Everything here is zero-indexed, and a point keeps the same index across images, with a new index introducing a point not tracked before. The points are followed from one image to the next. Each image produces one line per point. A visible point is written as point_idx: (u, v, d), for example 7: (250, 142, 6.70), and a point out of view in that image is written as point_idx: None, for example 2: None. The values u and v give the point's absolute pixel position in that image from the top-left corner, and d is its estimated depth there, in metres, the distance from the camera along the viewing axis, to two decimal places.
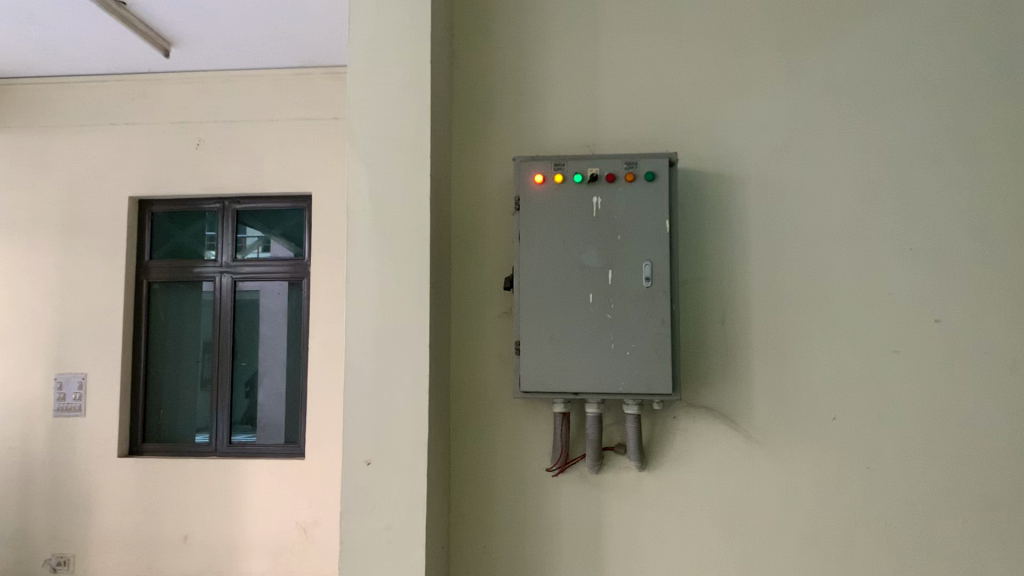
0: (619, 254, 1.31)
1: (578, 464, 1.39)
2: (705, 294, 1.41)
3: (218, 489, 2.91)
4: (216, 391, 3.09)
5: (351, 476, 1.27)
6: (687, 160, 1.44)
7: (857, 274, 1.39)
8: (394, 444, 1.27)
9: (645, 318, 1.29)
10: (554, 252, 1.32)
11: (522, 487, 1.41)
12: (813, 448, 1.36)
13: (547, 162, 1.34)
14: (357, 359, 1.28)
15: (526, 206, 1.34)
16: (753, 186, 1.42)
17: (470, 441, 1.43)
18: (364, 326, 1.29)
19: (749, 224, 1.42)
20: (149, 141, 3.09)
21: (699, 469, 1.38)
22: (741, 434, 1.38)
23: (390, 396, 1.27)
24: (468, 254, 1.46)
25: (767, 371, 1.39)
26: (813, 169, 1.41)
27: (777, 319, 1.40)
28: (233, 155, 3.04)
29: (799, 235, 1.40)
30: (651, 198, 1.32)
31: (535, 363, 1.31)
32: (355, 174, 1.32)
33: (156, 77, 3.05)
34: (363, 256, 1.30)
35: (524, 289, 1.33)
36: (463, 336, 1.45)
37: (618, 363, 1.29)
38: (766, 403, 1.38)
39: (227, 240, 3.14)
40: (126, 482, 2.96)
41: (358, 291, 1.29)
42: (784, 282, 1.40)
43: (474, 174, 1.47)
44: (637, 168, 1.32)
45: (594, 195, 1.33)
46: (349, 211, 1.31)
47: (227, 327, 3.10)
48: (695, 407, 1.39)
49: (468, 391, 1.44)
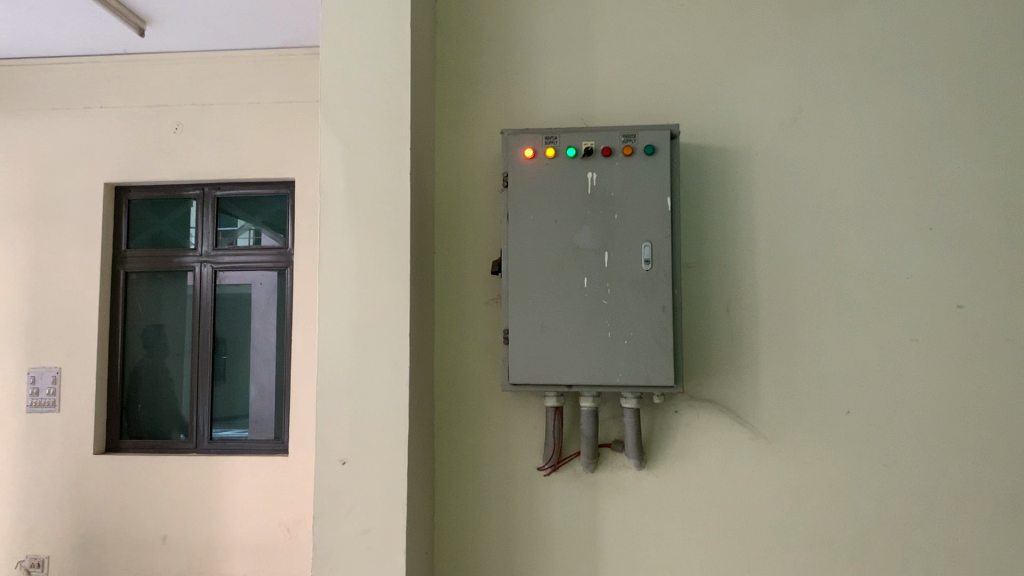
0: (616, 235, 1.21)
1: (571, 463, 1.29)
2: (708, 279, 1.31)
3: (196, 490, 2.61)
4: (195, 387, 2.78)
5: (325, 477, 1.16)
6: (689, 135, 1.33)
7: (871, 257, 1.29)
8: (371, 442, 1.16)
9: (645, 304, 1.19)
10: (545, 234, 1.22)
11: (512, 486, 1.31)
12: (825, 446, 1.27)
13: (538, 136, 1.24)
14: (332, 350, 1.18)
15: (514, 183, 1.24)
16: (759, 162, 1.32)
17: (457, 438, 1.32)
18: (339, 313, 1.18)
19: (756, 204, 1.31)
20: (123, 125, 2.75)
21: (701, 466, 1.28)
22: (748, 430, 1.28)
23: (368, 390, 1.17)
24: (453, 237, 1.36)
25: (775, 361, 1.29)
26: (823, 145, 1.31)
27: (785, 305, 1.30)
28: (210, 141, 2.73)
29: (810, 216, 1.30)
30: (651, 174, 1.21)
31: (525, 353, 1.20)
32: (330, 149, 1.21)
33: (130, 58, 2.73)
34: (338, 237, 1.19)
35: (513, 273, 1.22)
36: (449, 325, 1.35)
37: (615, 353, 1.18)
38: (775, 395, 1.28)
39: (208, 228, 2.83)
40: (103, 482, 2.64)
41: (332, 275, 1.19)
42: (793, 266, 1.30)
43: (460, 150, 1.37)
44: (635, 141, 1.22)
45: (589, 170, 1.23)
46: (323, 189, 1.20)
47: (208, 319, 2.80)
48: (697, 400, 1.29)
49: (454, 383, 1.33)
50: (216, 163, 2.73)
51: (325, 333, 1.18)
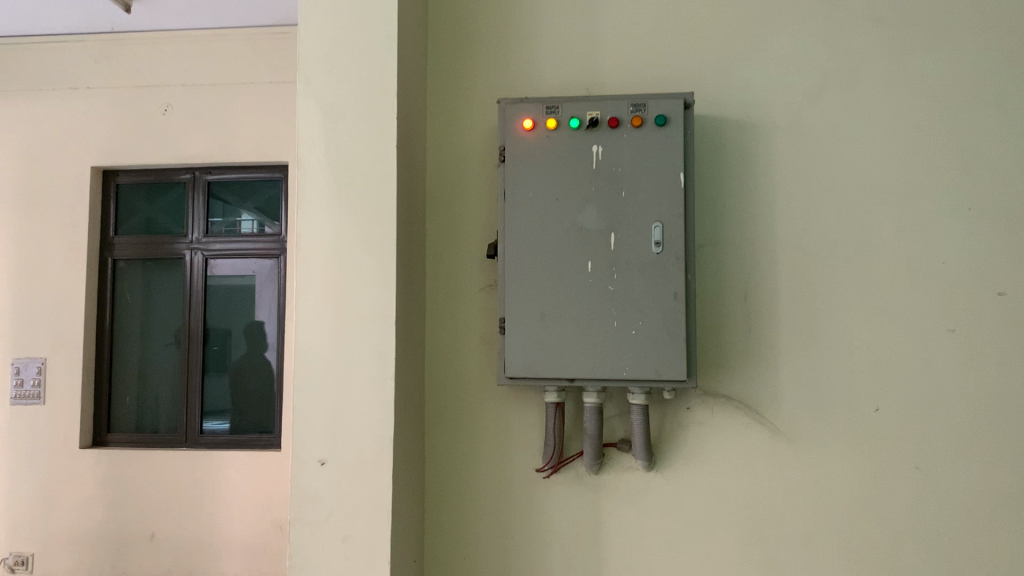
0: (624, 215, 1.10)
1: (574, 464, 1.19)
2: (724, 264, 1.20)
3: (186, 485, 2.51)
4: (184, 379, 2.66)
5: (303, 480, 1.06)
6: (703, 106, 1.22)
7: (904, 241, 1.18)
8: (352, 442, 1.06)
9: (655, 291, 1.08)
10: (545, 213, 1.11)
11: (508, 489, 1.20)
12: (851, 446, 1.16)
13: (538, 106, 1.13)
14: (310, 340, 1.07)
15: (511, 158, 1.13)
16: (781, 135, 1.20)
17: (449, 436, 1.22)
18: (318, 299, 1.07)
19: (778, 181, 1.20)
20: (110, 106, 2.63)
21: (716, 469, 1.17)
22: (767, 429, 1.17)
23: (348, 384, 1.06)
24: (446, 218, 1.25)
25: (798, 354, 1.18)
26: (852, 117, 1.20)
27: (809, 293, 1.18)
28: (201, 125, 2.60)
29: (836, 195, 1.19)
30: (663, 147, 1.10)
31: (522, 345, 1.10)
32: (309, 119, 1.10)
33: (119, 37, 2.61)
34: (315, 215, 1.09)
35: (510, 256, 1.11)
36: (441, 313, 1.24)
37: (622, 344, 1.08)
38: (797, 391, 1.17)
39: (199, 215, 2.72)
40: (89, 476, 2.54)
41: (310, 257, 1.08)
42: (818, 250, 1.19)
43: (454, 123, 1.26)
44: (645, 112, 1.11)
45: (594, 144, 1.11)
46: (301, 161, 1.10)
47: (199, 307, 2.68)
48: (712, 396, 1.18)
49: (447, 377, 1.23)
50: (207, 146, 2.60)
51: (302, 321, 1.07)
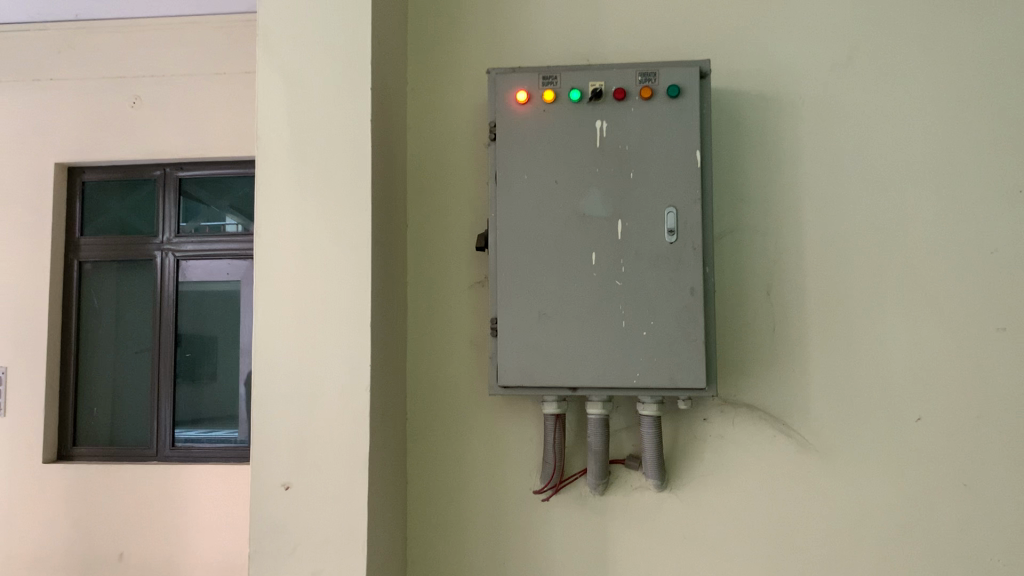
0: (632, 200, 0.96)
1: (576, 483, 1.05)
2: (743, 257, 1.07)
3: (158, 500, 2.11)
4: (154, 387, 2.26)
5: (265, 506, 0.91)
6: (718, 77, 1.09)
7: (944, 229, 1.05)
8: (323, 463, 0.91)
9: (669, 287, 0.94)
10: (543, 198, 0.97)
11: (502, 511, 1.06)
12: (887, 461, 1.02)
13: (534, 76, 0.99)
14: (274, 346, 0.93)
15: (503, 135, 0.99)
16: (805, 111, 1.08)
17: (436, 452, 1.08)
18: (281, 298, 0.93)
19: (802, 163, 1.07)
20: (76, 99, 2.25)
21: (737, 488, 1.03)
22: (795, 441, 1.04)
23: (316, 395, 0.92)
24: (431, 206, 1.11)
25: (828, 357, 1.04)
26: (884, 90, 1.07)
27: (840, 288, 1.05)
28: (173, 118, 2.22)
29: (866, 178, 1.06)
30: (677, 122, 0.96)
31: (517, 351, 0.96)
32: (272, 91, 0.96)
33: (82, 25, 2.23)
34: (278, 202, 0.95)
35: (501, 248, 0.97)
36: (425, 313, 1.10)
37: (632, 348, 0.94)
38: (828, 397, 1.04)
39: (171, 214, 2.32)
40: (53, 494, 2.14)
41: (273, 249, 0.94)
42: (848, 239, 1.06)
43: (438, 100, 1.12)
44: (656, 82, 0.97)
45: (597, 119, 0.98)
46: (261, 140, 0.95)
47: (170, 306, 2.28)
48: (732, 406, 1.05)
49: (433, 384, 1.09)
50: (184, 142, 2.22)
51: (263, 322, 0.93)
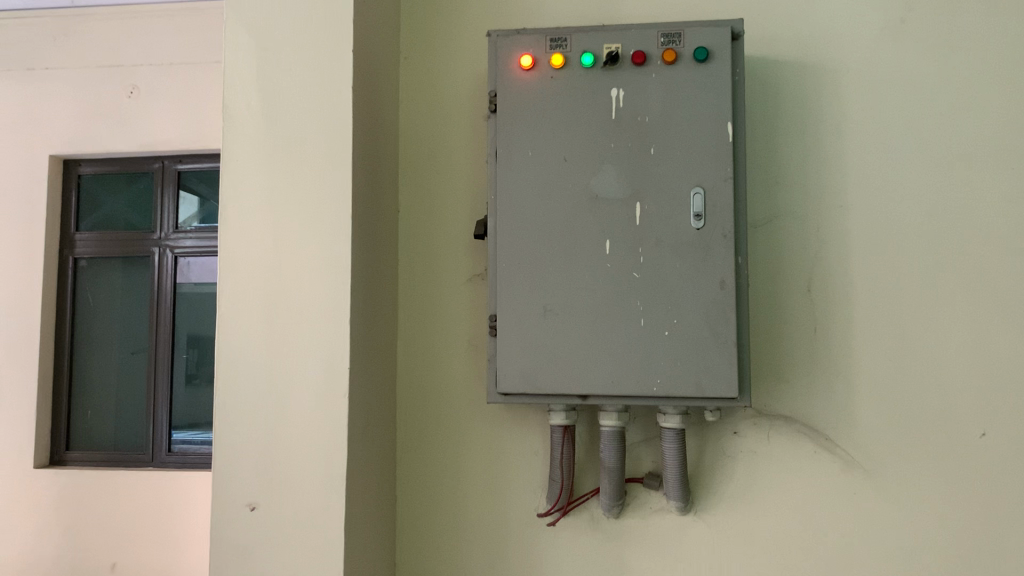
0: (653, 179, 0.83)
1: (587, 503, 0.93)
2: (780, 249, 0.94)
3: (154, 503, 1.91)
4: (150, 392, 2.03)
5: (227, 529, 0.79)
6: (752, 44, 0.96)
7: (1013, 216, 0.91)
8: (292, 481, 0.79)
9: (695, 279, 0.81)
10: (549, 176, 0.85)
11: (503, 535, 0.93)
12: (948, 484, 0.89)
13: (541, 38, 0.87)
14: (240, 345, 0.81)
15: (503, 106, 0.86)
16: (850, 81, 0.94)
17: (429, 466, 0.95)
18: (246, 290, 0.81)
19: (847, 140, 0.94)
20: (71, 88, 2.03)
21: (770, 511, 0.90)
22: (838, 459, 0.90)
23: (287, 403, 0.80)
24: (426, 189, 0.99)
25: (877, 362, 0.91)
26: (940, 57, 0.93)
27: (891, 284, 0.92)
28: (171, 111, 2.00)
29: (921, 159, 0.93)
30: (705, 90, 0.83)
31: (517, 353, 0.83)
32: (242, 57, 0.84)
33: (80, 13, 2.01)
34: (246, 182, 0.83)
35: (501, 234, 0.85)
36: (417, 310, 0.98)
37: (651, 351, 0.81)
38: (878, 408, 0.90)
39: (169, 211, 2.10)
40: (43, 500, 1.95)
41: (238, 236, 0.82)
42: (899, 227, 0.92)
43: (434, 73, 1.00)
44: (681, 44, 0.84)
45: (613, 87, 0.85)
46: (226, 110, 0.84)
47: (168, 297, 2.06)
48: (767, 418, 0.92)
49: (427, 390, 0.96)
50: (189, 139, 1.99)
51: (226, 319, 0.81)
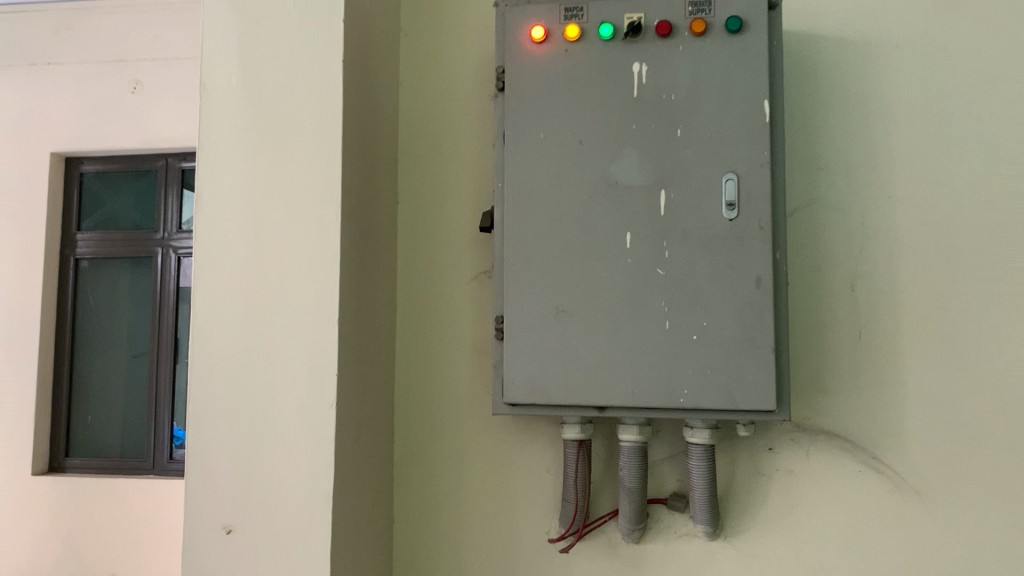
0: (680, 164, 0.74)
1: (605, 526, 0.83)
2: (820, 245, 0.84)
3: (152, 513, 1.82)
4: (152, 398, 1.95)
5: (202, 554, 0.71)
6: (790, 21, 0.87)
7: None
8: (274, 500, 0.71)
9: (726, 276, 0.72)
10: (562, 162, 0.76)
11: (510, 559, 0.84)
12: (1011, 508, 0.79)
13: (555, 7, 0.78)
14: (217, 350, 0.72)
15: (512, 84, 0.78)
16: (898, 60, 0.85)
17: (429, 482, 0.87)
18: (225, 289, 0.73)
19: (894, 125, 0.85)
20: (73, 83, 1.95)
21: (810, 537, 0.81)
22: (886, 480, 0.81)
23: (268, 414, 0.71)
24: (428, 179, 0.90)
25: (930, 372, 0.81)
26: (1002, 33, 0.84)
27: (946, 283, 0.82)
28: (175, 109, 1.90)
29: (979, 145, 0.83)
30: (739, 63, 0.74)
31: (525, 359, 0.74)
32: (225, 29, 0.76)
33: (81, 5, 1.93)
34: (226, 167, 0.74)
35: (508, 225, 0.76)
36: (416, 311, 0.89)
37: (676, 358, 0.72)
38: (932, 424, 0.81)
39: (172, 210, 2.01)
40: (41, 508, 1.87)
41: (217, 227, 0.74)
42: (954, 221, 0.83)
43: (440, 52, 0.91)
44: (712, 13, 0.75)
45: (636, 61, 0.76)
46: (204, 87, 0.75)
47: (170, 299, 1.98)
48: (804, 432, 0.82)
49: (427, 398, 0.88)
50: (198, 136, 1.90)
51: (202, 319, 0.73)
